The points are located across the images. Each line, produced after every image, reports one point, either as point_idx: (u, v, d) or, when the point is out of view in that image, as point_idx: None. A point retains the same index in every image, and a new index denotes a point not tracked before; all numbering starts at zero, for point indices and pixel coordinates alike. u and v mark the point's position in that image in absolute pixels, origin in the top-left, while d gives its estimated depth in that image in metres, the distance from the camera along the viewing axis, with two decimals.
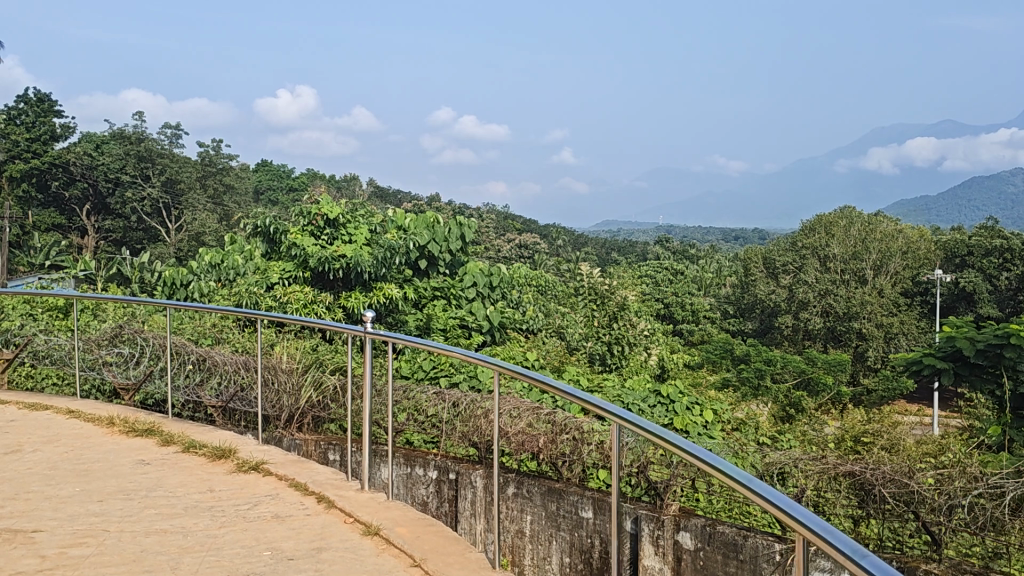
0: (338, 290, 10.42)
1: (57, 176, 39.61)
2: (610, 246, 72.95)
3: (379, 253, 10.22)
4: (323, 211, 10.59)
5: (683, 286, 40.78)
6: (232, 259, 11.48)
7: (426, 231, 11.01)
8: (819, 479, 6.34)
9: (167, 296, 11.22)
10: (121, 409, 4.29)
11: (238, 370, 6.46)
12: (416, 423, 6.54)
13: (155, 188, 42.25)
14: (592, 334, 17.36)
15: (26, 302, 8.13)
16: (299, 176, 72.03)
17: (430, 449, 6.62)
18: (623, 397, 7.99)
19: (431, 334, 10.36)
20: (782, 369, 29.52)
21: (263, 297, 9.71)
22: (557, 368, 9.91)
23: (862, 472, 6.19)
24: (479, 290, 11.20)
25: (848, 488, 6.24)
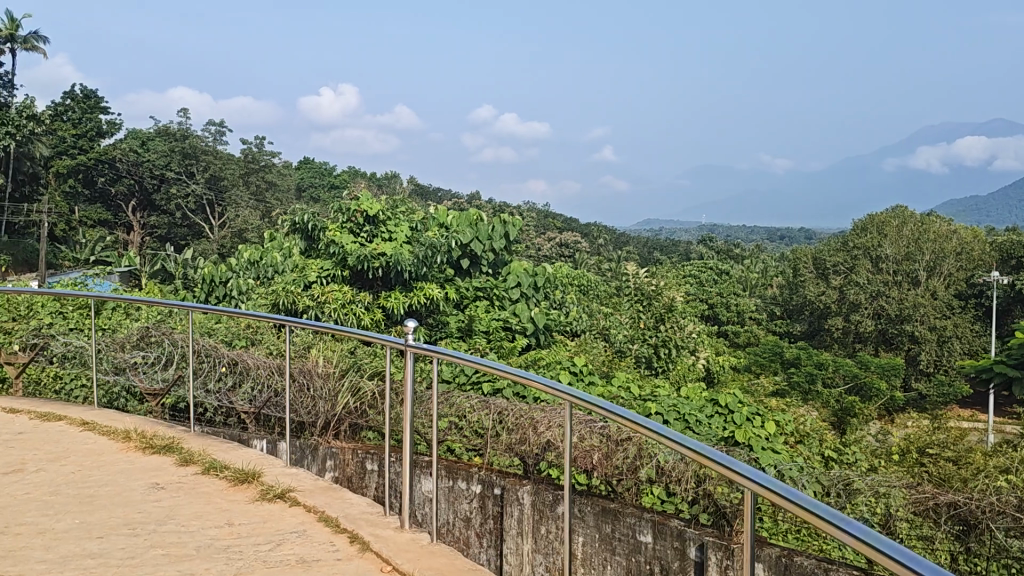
0: (377, 290, 10.00)
1: (102, 172, 40.57)
2: (652, 244, 72.29)
3: (420, 252, 9.82)
4: (362, 208, 10.18)
5: (729, 286, 40.11)
6: (271, 256, 11.24)
7: (469, 229, 10.61)
8: (913, 510, 6.07)
9: (206, 294, 11.00)
10: (141, 422, 3.92)
11: (271, 374, 6.08)
12: (458, 432, 6.16)
13: (199, 185, 41.84)
14: (638, 337, 16.96)
15: (58, 302, 7.89)
16: (342, 174, 72.25)
17: (472, 460, 6.18)
18: (679, 407, 7.53)
19: (473, 336, 9.98)
20: (833, 374, 28.90)
21: (301, 296, 9.39)
22: (606, 372, 9.47)
23: (965, 505, 5.97)
24: (523, 290, 10.79)
25: (950, 521, 5.99)
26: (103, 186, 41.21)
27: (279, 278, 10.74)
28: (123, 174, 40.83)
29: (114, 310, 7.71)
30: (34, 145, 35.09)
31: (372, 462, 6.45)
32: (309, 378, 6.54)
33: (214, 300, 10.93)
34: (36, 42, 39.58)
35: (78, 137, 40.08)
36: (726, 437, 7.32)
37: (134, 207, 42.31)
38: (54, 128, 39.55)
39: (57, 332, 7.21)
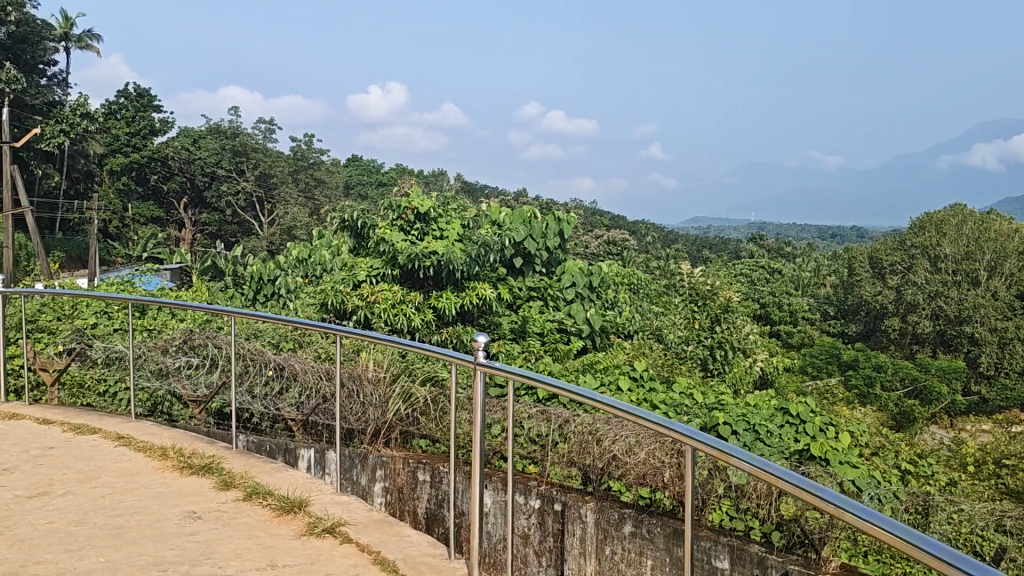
0: (428, 289, 9.63)
1: (155, 170, 40.31)
2: (702, 242, 71.35)
3: (472, 251, 9.46)
4: (413, 205, 9.85)
5: (781, 285, 39.34)
6: (320, 254, 11.02)
7: (523, 226, 10.27)
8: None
9: (255, 292, 10.81)
10: (180, 437, 3.62)
11: (320, 378, 5.81)
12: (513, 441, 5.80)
13: (249, 182, 42.09)
14: (693, 337, 16.53)
15: (105, 308, 7.72)
16: (389, 171, 72.37)
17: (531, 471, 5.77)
18: (748, 418, 7.19)
19: (527, 337, 9.66)
20: (892, 377, 28.06)
21: (349, 295, 9.14)
22: (667, 377, 9.10)
23: None
24: (579, 290, 10.40)
25: None
26: (156, 184, 41.08)
27: (328, 276, 10.55)
28: (175, 172, 41.02)
29: (155, 315, 7.47)
30: (87, 143, 35.50)
31: (425, 473, 6.20)
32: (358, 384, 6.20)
33: (262, 300, 10.73)
34: (90, 41, 40.05)
35: (131, 134, 40.45)
36: (800, 451, 6.94)
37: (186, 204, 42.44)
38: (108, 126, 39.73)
39: (98, 338, 7.00)
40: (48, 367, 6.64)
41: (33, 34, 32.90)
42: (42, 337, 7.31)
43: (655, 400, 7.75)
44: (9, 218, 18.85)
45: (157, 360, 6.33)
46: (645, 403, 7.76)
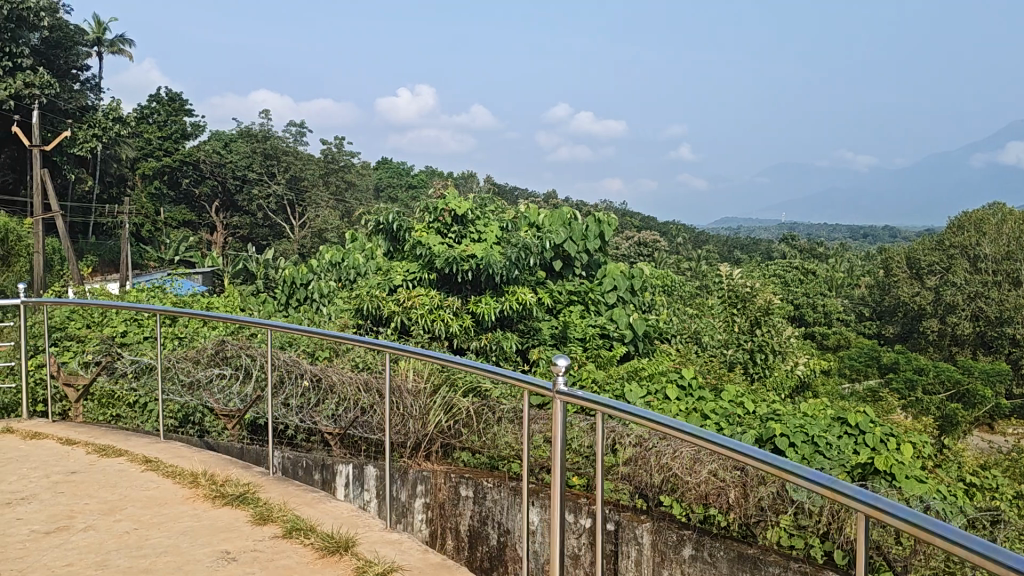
0: (467, 294, 9.36)
1: (187, 174, 40.94)
2: (734, 243, 70.54)
3: (512, 253, 9.14)
4: (450, 207, 9.56)
5: (815, 286, 38.76)
6: (353, 257, 10.78)
7: (563, 229, 9.96)
8: None
9: (288, 297, 10.59)
10: (211, 461, 3.34)
11: (359, 390, 5.55)
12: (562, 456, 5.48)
13: (280, 185, 42.08)
14: (732, 342, 16.12)
15: (135, 318, 7.51)
16: (417, 174, 72.37)
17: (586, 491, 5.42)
18: (807, 429, 6.86)
19: (567, 343, 9.34)
20: (933, 380, 27.37)
21: (386, 300, 8.88)
22: (716, 385, 8.74)
23: None
24: (621, 295, 9.98)
25: None
26: (188, 188, 41.48)
27: (361, 280, 10.32)
28: (207, 175, 41.40)
29: (184, 326, 7.27)
30: (120, 148, 35.64)
31: (467, 489, 6.01)
32: (399, 395, 5.95)
33: (294, 304, 10.52)
34: (122, 46, 40.25)
35: (163, 139, 40.58)
36: (863, 465, 6.56)
37: (217, 208, 42.38)
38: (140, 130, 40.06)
39: (126, 354, 6.84)
40: (71, 382, 6.45)
41: (67, 39, 33.13)
42: (72, 345, 7.32)
43: (705, 409, 7.42)
44: (38, 221, 18.76)
45: (187, 373, 6.07)
46: (694, 413, 7.41)
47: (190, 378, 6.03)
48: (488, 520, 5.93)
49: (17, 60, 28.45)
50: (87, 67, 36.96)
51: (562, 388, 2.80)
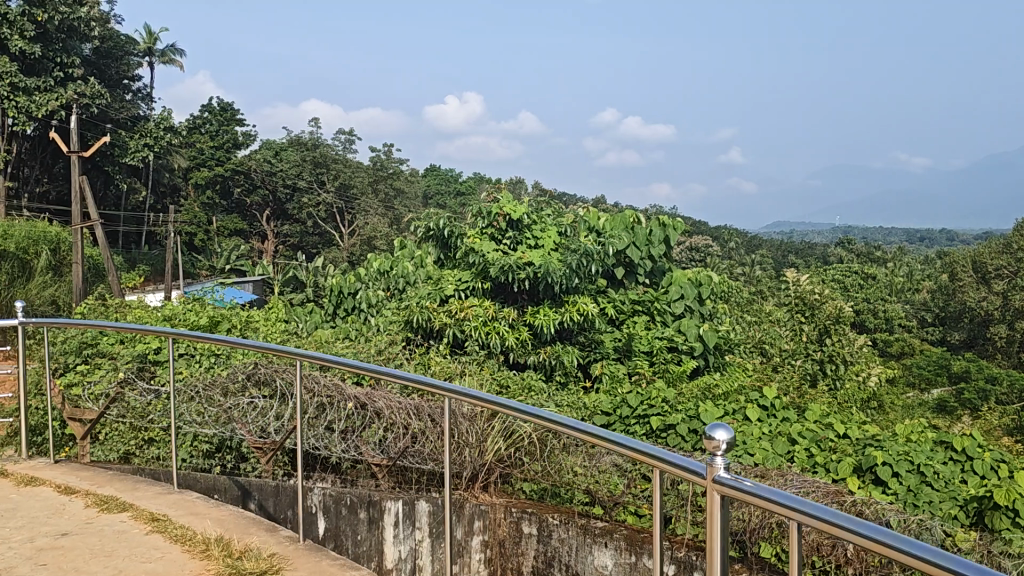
0: (523, 305, 8.69)
1: (239, 182, 40.42)
2: (787, 247, 68.98)
3: (572, 260, 8.37)
4: (505, 211, 8.91)
5: (876, 291, 37.49)
6: (401, 265, 10.19)
7: (625, 233, 9.28)
8: None
9: (334, 307, 10.07)
10: (230, 521, 2.75)
11: (409, 416, 5.19)
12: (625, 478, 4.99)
13: (330, 194, 41.95)
14: (801, 351, 15.23)
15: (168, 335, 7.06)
16: (467, 181, 71.85)
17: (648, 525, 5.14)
18: (911, 456, 6.19)
19: (632, 357, 8.64)
20: (1007, 389, 26.02)
21: (436, 311, 8.30)
22: (799, 406, 8.01)
23: None
24: (689, 304, 9.28)
25: None
26: (240, 197, 41.07)
27: (412, 290, 9.74)
28: (257, 184, 40.94)
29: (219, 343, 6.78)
30: (172, 157, 35.65)
31: (530, 525, 5.26)
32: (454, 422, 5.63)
33: (342, 314, 9.99)
34: (173, 55, 40.43)
35: (214, 148, 40.46)
36: (980, 499, 5.74)
37: (268, 216, 42.14)
38: (192, 140, 40.10)
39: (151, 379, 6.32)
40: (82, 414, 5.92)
41: (118, 48, 33.25)
42: (101, 364, 6.89)
43: (793, 432, 6.77)
44: (79, 231, 18.36)
45: (215, 403, 5.48)
46: (781, 437, 6.77)
47: (221, 411, 5.41)
48: (554, 560, 5.17)
49: (69, 71, 28.41)
50: (138, 77, 37.11)
51: (724, 477, 1.68)
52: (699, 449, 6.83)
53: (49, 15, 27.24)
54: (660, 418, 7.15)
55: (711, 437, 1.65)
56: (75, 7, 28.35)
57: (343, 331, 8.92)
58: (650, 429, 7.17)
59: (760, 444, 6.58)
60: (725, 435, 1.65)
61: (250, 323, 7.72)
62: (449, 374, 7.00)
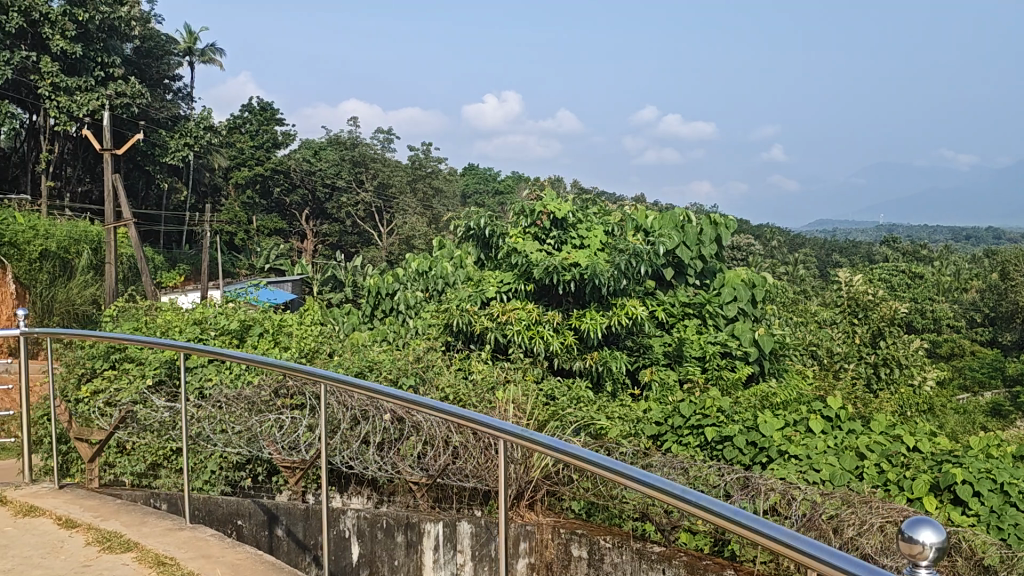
0: (568, 308, 8.26)
1: (279, 182, 40.16)
2: (831, 246, 67.70)
3: (621, 261, 7.95)
4: (549, 209, 8.52)
5: (923, 291, 36.45)
6: (440, 265, 9.83)
7: (675, 232, 8.84)
8: None
9: (372, 308, 9.76)
10: (241, 564, 2.41)
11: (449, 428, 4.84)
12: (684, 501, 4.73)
13: (369, 192, 41.84)
14: (855, 355, 14.62)
15: (198, 339, 6.82)
16: (505, 179, 71.37)
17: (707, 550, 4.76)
18: (993, 474, 5.69)
19: (683, 363, 8.20)
20: None
21: (477, 314, 7.93)
22: (861, 414, 7.54)
23: None
24: (742, 307, 8.83)
25: None
26: (280, 197, 40.88)
27: (451, 292, 9.39)
28: (297, 184, 40.99)
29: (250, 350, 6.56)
30: (212, 158, 35.68)
31: (580, 548, 4.86)
32: None
33: (381, 316, 9.70)
34: (213, 55, 40.50)
35: (255, 148, 40.30)
36: None
37: (308, 216, 42.12)
38: (232, 139, 39.60)
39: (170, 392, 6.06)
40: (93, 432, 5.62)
41: (158, 48, 33.34)
42: (127, 370, 6.62)
43: (861, 445, 6.36)
44: (111, 231, 18.05)
45: (238, 419, 5.21)
46: (848, 451, 6.37)
47: (244, 427, 5.13)
48: None
49: (109, 71, 28.48)
50: (178, 76, 37.23)
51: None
52: (759, 461, 6.43)
53: (90, 15, 27.29)
54: (716, 429, 6.74)
55: (912, 542, 1.14)
56: (116, 7, 28.36)
57: (380, 333, 8.57)
58: (705, 441, 6.75)
59: (827, 458, 6.22)
60: (937, 541, 1.13)
61: (283, 327, 7.40)
62: (492, 382, 6.57)
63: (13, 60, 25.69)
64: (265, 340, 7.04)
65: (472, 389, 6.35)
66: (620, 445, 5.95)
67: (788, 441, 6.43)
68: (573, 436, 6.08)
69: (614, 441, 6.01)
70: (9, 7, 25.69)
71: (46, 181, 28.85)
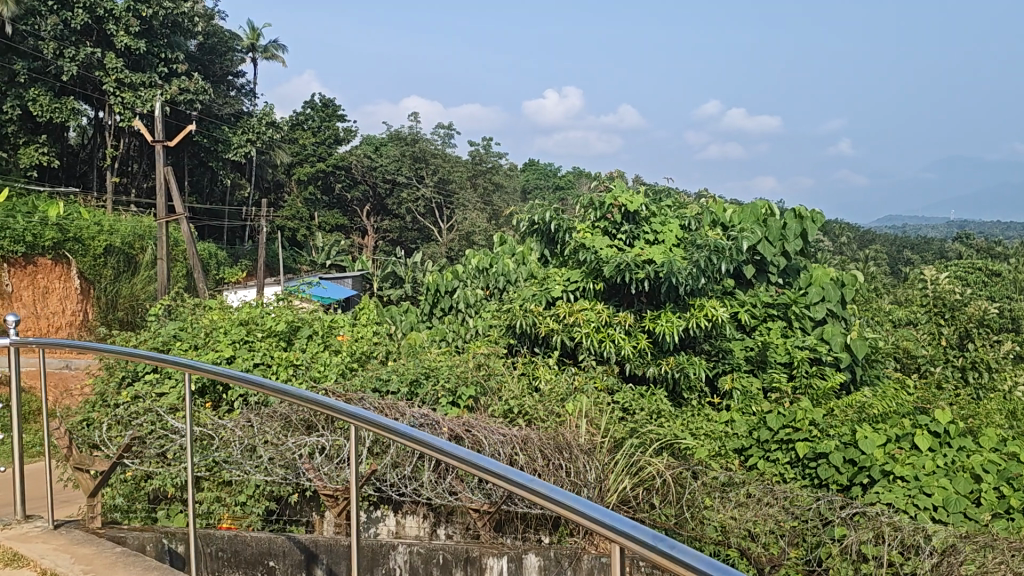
0: (641, 308, 7.62)
1: (340, 178, 40.09)
2: (903, 241, 65.68)
3: (700, 259, 7.29)
4: (620, 201, 7.89)
5: (1003, 289, 34.53)
6: (502, 262, 9.28)
7: (757, 227, 8.18)
8: None
9: (430, 306, 9.25)
10: None
11: None
12: None
13: (429, 188, 41.47)
14: (943, 358, 13.65)
15: (246, 341, 6.34)
16: (566, 174, 70.35)
17: None
18: None
19: (768, 369, 7.55)
20: None
21: (542, 316, 7.35)
22: (965, 427, 6.79)
23: None
24: (832, 308, 8.13)
25: None
26: (341, 192, 40.81)
27: (514, 290, 8.86)
28: (358, 180, 40.88)
29: (297, 355, 6.05)
30: (274, 153, 35.63)
31: None
32: (571, 469, 4.87)
33: (439, 314, 9.20)
34: (276, 51, 40.51)
35: (317, 144, 40.24)
36: None
37: (369, 212, 42.02)
38: (295, 136, 39.70)
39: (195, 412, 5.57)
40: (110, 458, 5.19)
41: (221, 44, 33.38)
42: (170, 376, 6.20)
43: (975, 465, 5.60)
44: (163, 225, 17.63)
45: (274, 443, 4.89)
46: (961, 472, 5.63)
47: (281, 452, 4.82)
48: None
49: (173, 66, 28.51)
50: (242, 73, 37.29)
51: None
52: (859, 483, 5.79)
53: (153, 11, 27.32)
54: (809, 444, 6.08)
55: None
56: (178, 2, 28.37)
57: (438, 333, 8.05)
58: (796, 456, 6.12)
59: (938, 481, 5.51)
60: None
61: (334, 329, 6.93)
62: (561, 395, 5.99)
63: (78, 56, 25.64)
64: (315, 342, 6.54)
65: (538, 401, 5.80)
66: (709, 471, 5.40)
67: (892, 460, 5.74)
68: (655, 455, 5.53)
69: (701, 465, 5.46)
70: (75, 4, 25.74)
71: (110, 176, 28.98)
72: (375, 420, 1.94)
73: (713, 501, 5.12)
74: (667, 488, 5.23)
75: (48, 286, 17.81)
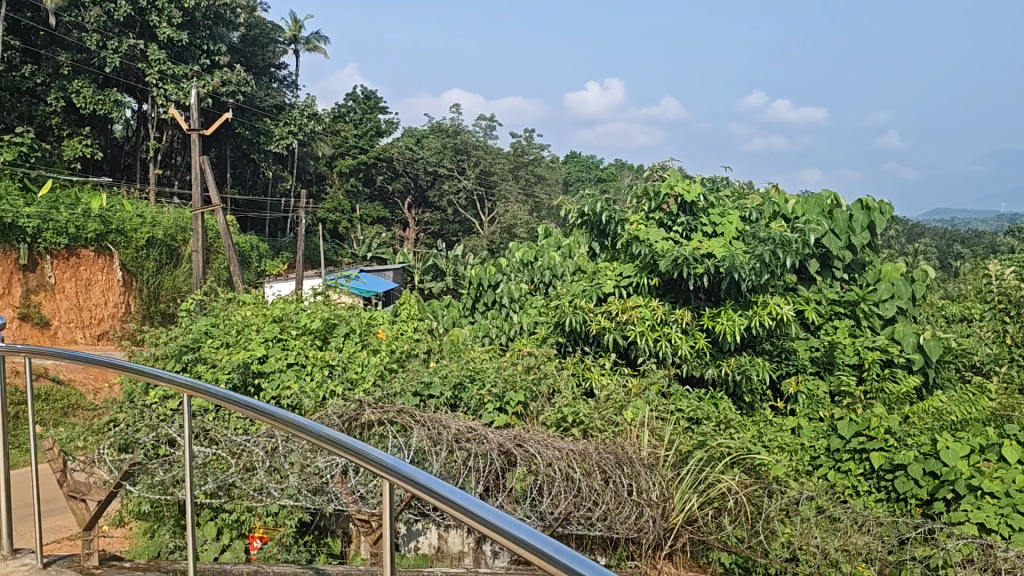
0: (699, 306, 7.17)
1: (382, 171, 39.83)
2: (954, 235, 63.96)
3: (763, 252, 6.80)
4: (677, 190, 7.40)
5: None
6: (548, 254, 8.81)
7: (822, 219, 7.70)
8: None
9: (473, 300, 8.82)
10: None
11: None
12: None
13: (470, 180, 41.02)
14: (1009, 357, 12.95)
15: (280, 340, 5.99)
16: (608, 167, 69.47)
17: None
18: None
19: (836, 371, 7.10)
20: None
21: (593, 313, 6.92)
22: None
23: None
24: (903, 305, 7.59)
25: None
26: (382, 184, 40.56)
27: (561, 284, 8.42)
28: (400, 172, 40.60)
29: (333, 354, 5.69)
30: (316, 145, 35.45)
31: None
32: (627, 487, 4.48)
33: (482, 309, 8.77)
34: (318, 43, 40.35)
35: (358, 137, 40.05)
36: None
37: (410, 204, 41.76)
38: (336, 128, 39.53)
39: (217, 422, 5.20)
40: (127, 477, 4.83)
41: (264, 35, 33.29)
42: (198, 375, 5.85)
43: None
44: (200, 217, 17.38)
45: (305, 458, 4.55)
46: None
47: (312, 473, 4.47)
48: None
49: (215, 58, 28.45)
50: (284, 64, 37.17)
51: None
52: (942, 497, 5.26)
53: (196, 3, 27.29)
54: (886, 455, 5.58)
55: None
56: None
57: (482, 329, 7.67)
58: (871, 467, 5.64)
59: None
60: None
61: (373, 325, 6.55)
62: (618, 401, 5.54)
63: (121, 48, 25.50)
64: (352, 341, 6.16)
65: (593, 407, 5.39)
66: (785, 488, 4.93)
67: (980, 473, 5.16)
68: (724, 469, 5.06)
69: (777, 484, 4.99)
70: None
71: (153, 167, 28.99)
72: (378, 457, 1.45)
73: (792, 525, 4.69)
74: (739, 508, 4.79)
75: (90, 279, 17.63)
